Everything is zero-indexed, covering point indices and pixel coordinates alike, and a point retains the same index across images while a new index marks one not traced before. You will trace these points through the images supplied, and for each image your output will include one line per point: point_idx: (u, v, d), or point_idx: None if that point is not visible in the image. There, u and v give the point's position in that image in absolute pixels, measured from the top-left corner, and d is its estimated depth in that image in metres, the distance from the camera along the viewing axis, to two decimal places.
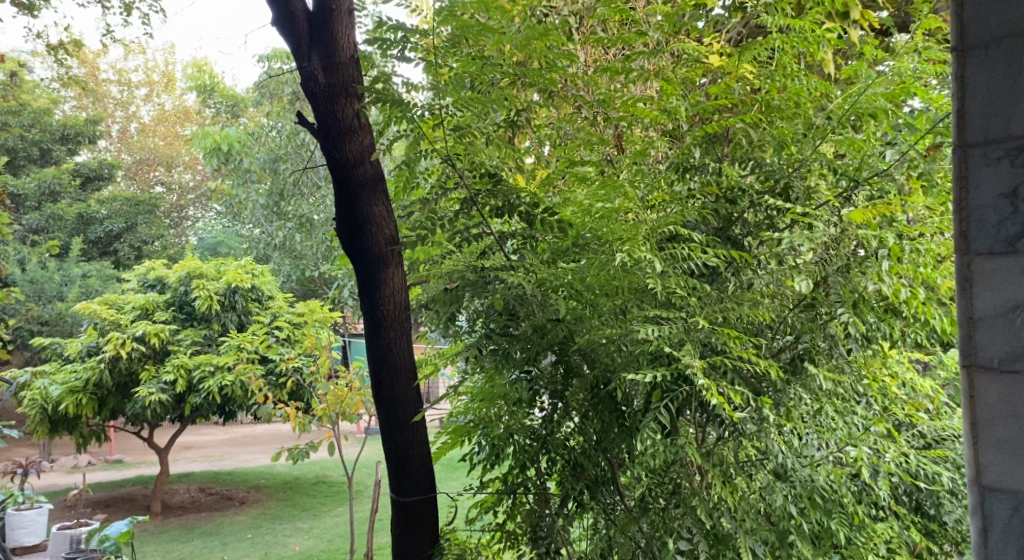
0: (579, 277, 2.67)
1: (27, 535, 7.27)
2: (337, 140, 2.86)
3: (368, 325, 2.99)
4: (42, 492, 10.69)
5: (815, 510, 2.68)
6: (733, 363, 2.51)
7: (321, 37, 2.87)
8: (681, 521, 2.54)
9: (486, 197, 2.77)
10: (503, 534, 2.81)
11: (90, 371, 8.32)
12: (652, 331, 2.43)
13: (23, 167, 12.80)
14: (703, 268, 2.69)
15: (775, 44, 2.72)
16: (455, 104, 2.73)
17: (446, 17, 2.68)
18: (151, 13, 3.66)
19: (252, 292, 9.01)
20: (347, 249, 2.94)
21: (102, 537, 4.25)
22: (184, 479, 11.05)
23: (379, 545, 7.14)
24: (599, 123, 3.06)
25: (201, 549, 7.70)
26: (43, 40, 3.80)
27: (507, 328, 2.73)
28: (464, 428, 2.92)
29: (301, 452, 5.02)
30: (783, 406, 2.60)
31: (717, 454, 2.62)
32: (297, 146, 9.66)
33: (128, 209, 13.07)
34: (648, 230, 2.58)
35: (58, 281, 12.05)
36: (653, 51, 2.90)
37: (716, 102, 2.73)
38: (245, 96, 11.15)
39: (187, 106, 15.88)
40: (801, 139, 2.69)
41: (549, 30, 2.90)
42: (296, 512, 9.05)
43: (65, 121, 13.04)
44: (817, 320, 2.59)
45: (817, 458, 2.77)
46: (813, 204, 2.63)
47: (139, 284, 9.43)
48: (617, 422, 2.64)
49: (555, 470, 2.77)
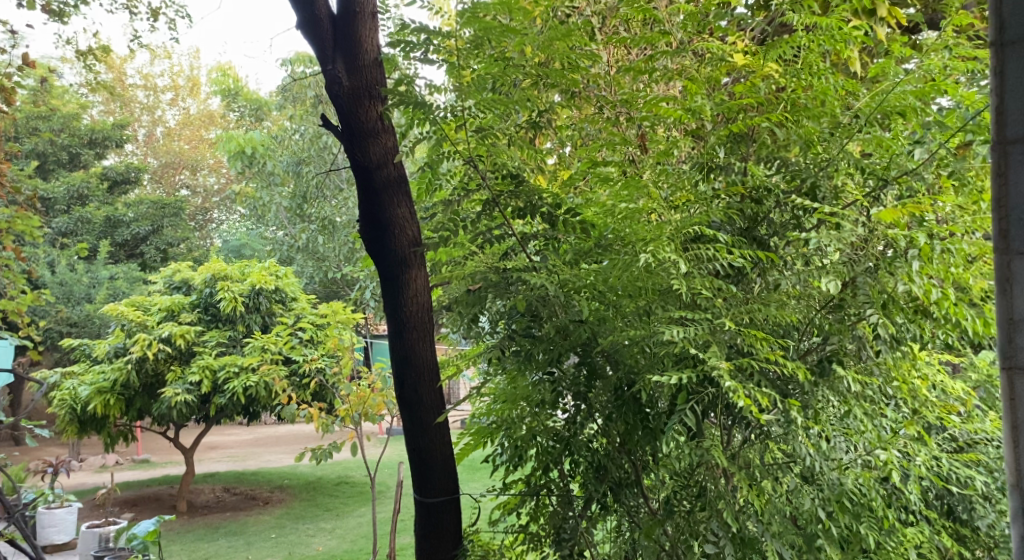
0: (602, 279, 2.67)
1: (56, 533, 7.39)
2: (362, 142, 2.86)
3: (392, 326, 2.99)
4: (72, 491, 10.80)
5: (843, 514, 2.63)
6: (760, 365, 2.48)
7: (345, 40, 2.86)
8: (707, 524, 2.49)
9: (508, 198, 2.77)
10: (526, 536, 2.84)
11: (118, 371, 8.39)
12: (677, 333, 2.41)
13: (54, 171, 13.03)
14: (729, 268, 2.65)
15: (801, 42, 2.68)
16: (477, 105, 2.73)
17: (469, 18, 2.71)
18: (177, 18, 3.70)
19: (276, 294, 9.08)
20: (370, 249, 2.94)
21: (131, 535, 4.24)
22: (209, 479, 11.14)
23: (401, 545, 7.17)
24: (621, 123, 3.04)
25: (225, 548, 7.75)
26: (73, 46, 3.83)
27: (530, 329, 2.76)
28: (487, 429, 2.92)
29: (324, 452, 5.02)
30: (811, 408, 2.57)
31: (743, 457, 2.57)
32: (319, 148, 9.74)
33: (154, 212, 13.29)
34: (672, 231, 2.56)
35: (86, 283, 12.15)
36: (677, 51, 2.87)
37: (741, 101, 2.68)
38: (269, 99, 11.26)
39: (211, 109, 16.29)
40: (828, 137, 2.66)
41: (572, 30, 2.87)
42: (319, 512, 9.09)
43: (93, 126, 13.21)
44: (846, 321, 2.55)
45: (845, 462, 2.70)
46: (840, 204, 2.61)
47: (165, 286, 9.51)
48: (641, 424, 2.63)
49: (579, 472, 2.76)
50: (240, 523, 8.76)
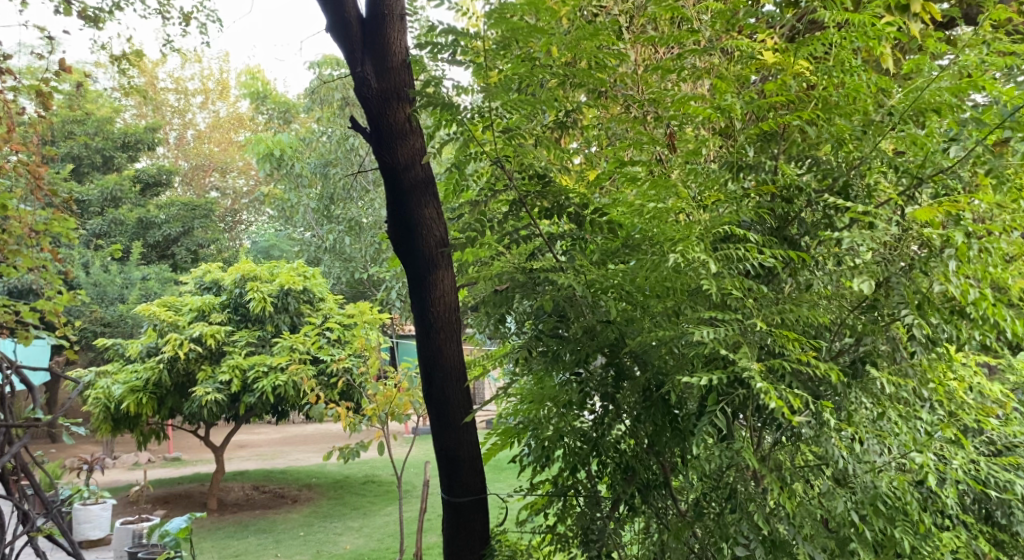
0: (629, 279, 2.67)
1: (91, 529, 7.56)
2: (390, 144, 2.85)
3: (419, 326, 2.98)
4: (106, 488, 10.95)
5: (878, 517, 2.54)
6: (792, 366, 2.44)
7: (374, 42, 2.85)
8: (737, 526, 2.43)
9: (535, 198, 2.80)
10: (553, 537, 2.80)
11: (150, 370, 8.48)
12: (707, 333, 2.37)
13: (88, 174, 13.19)
14: (760, 268, 2.62)
15: (833, 40, 2.64)
16: (504, 106, 2.74)
17: (496, 19, 2.71)
18: (209, 23, 3.73)
19: (305, 294, 9.17)
20: (398, 249, 2.93)
21: (164, 532, 4.29)
22: (240, 477, 11.25)
23: (428, 544, 7.19)
24: (649, 122, 3.02)
25: (255, 546, 7.79)
26: (107, 51, 3.82)
27: (556, 330, 2.75)
28: (514, 430, 2.95)
29: (352, 452, 5.05)
30: (844, 410, 2.51)
31: (773, 459, 2.54)
32: (346, 150, 9.84)
33: (185, 214, 13.49)
34: (702, 231, 2.56)
35: (119, 284, 12.27)
36: (705, 50, 2.86)
37: (771, 99, 2.65)
38: (297, 102, 11.46)
39: (240, 112, 16.75)
40: (860, 135, 2.60)
41: (599, 29, 2.85)
42: (347, 511, 9.13)
43: (126, 129, 13.41)
44: (879, 321, 2.51)
45: (879, 464, 2.62)
46: (873, 203, 2.57)
47: (196, 286, 9.60)
48: (670, 426, 2.61)
49: (606, 473, 2.76)
50: (269, 521, 8.82)
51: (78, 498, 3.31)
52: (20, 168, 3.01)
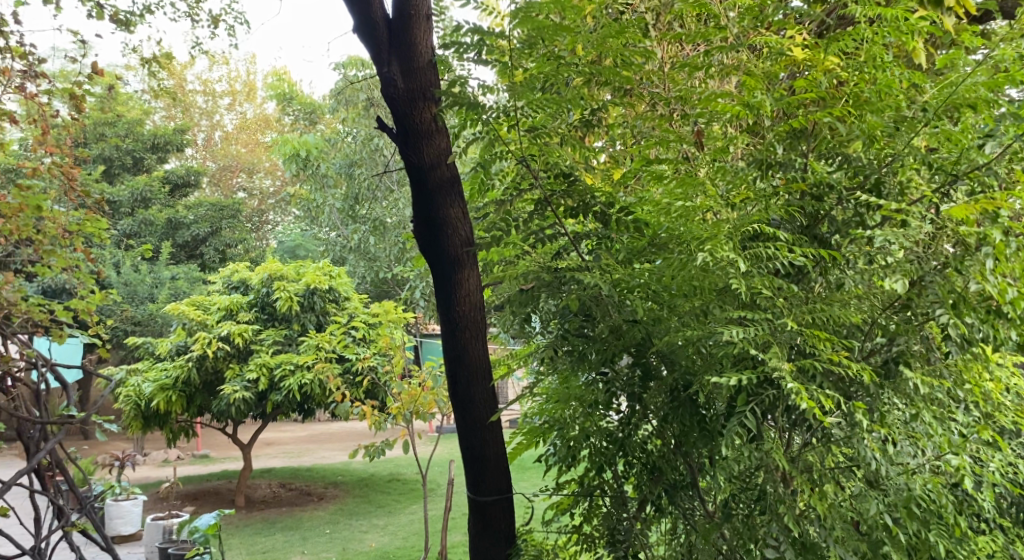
0: (656, 278, 2.66)
1: (123, 524, 7.68)
2: (416, 143, 2.85)
3: (444, 325, 2.97)
4: (136, 485, 11.08)
5: (912, 521, 2.49)
6: (823, 366, 2.40)
7: (401, 43, 2.85)
8: (767, 528, 2.42)
9: (561, 198, 2.80)
10: (580, 536, 2.83)
11: (180, 369, 8.55)
12: (736, 333, 2.35)
13: (118, 175, 13.35)
14: (789, 268, 2.58)
15: (865, 35, 2.59)
16: (529, 106, 2.73)
17: (522, 19, 2.70)
18: (237, 25, 3.76)
19: (330, 293, 9.23)
20: (423, 249, 2.93)
21: (193, 528, 4.33)
22: (267, 475, 11.34)
23: (453, 544, 7.19)
24: (676, 120, 2.99)
25: (281, 543, 7.83)
26: (137, 54, 3.84)
27: (582, 329, 2.75)
28: (540, 430, 2.97)
29: (377, 450, 5.06)
30: (877, 411, 2.47)
31: (803, 460, 2.50)
32: (371, 151, 9.91)
33: (213, 214, 13.64)
34: (731, 229, 2.53)
35: (149, 283, 12.38)
36: (733, 46, 2.83)
37: (801, 96, 2.62)
38: (322, 103, 11.56)
39: (267, 113, 17.04)
40: (892, 132, 2.55)
41: (626, 27, 2.83)
42: (372, 508, 9.15)
43: (155, 131, 13.58)
44: (913, 321, 2.46)
45: (912, 466, 2.58)
46: (906, 201, 2.53)
47: (223, 285, 9.67)
48: (697, 426, 2.56)
49: (633, 473, 2.74)
50: (296, 518, 8.87)
51: (112, 494, 3.32)
52: (54, 170, 3.02)
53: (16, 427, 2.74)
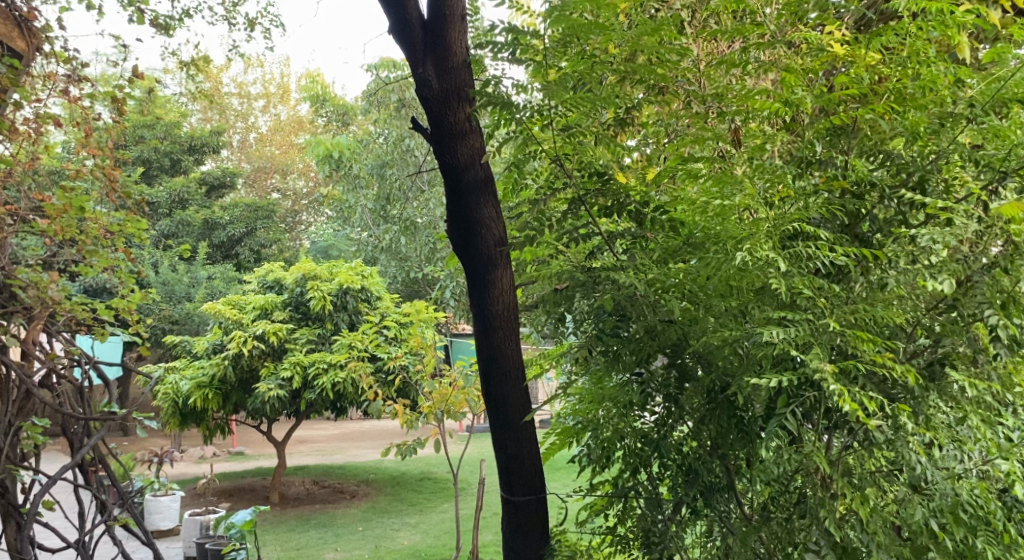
0: (692, 277, 2.64)
1: (162, 519, 7.78)
2: (451, 143, 2.84)
3: (478, 324, 2.96)
4: (174, 482, 11.23)
5: (959, 527, 2.42)
6: (865, 367, 2.35)
7: (436, 42, 2.84)
8: (808, 532, 2.36)
9: (594, 197, 2.78)
10: (615, 538, 2.84)
11: (216, 367, 8.63)
12: (776, 334, 2.30)
13: (157, 177, 13.59)
14: (829, 268, 2.53)
15: (908, 30, 2.56)
16: (562, 106, 2.72)
17: (557, 18, 2.66)
18: (272, 28, 3.79)
19: (362, 293, 9.28)
20: (457, 249, 2.92)
21: (230, 524, 4.38)
22: (300, 472, 11.44)
23: (485, 543, 7.19)
24: (712, 118, 2.95)
25: (314, 540, 7.87)
26: (176, 57, 3.87)
27: (616, 330, 2.69)
28: (573, 430, 2.99)
29: (409, 447, 5.06)
30: (922, 414, 2.40)
31: (843, 463, 2.46)
32: (402, 151, 9.96)
33: (248, 214, 13.79)
34: (770, 228, 2.48)
35: (187, 283, 12.53)
36: (771, 42, 2.78)
37: (842, 92, 2.55)
38: (355, 104, 11.65)
39: (300, 116, 17.24)
40: (937, 129, 2.49)
41: (661, 25, 2.78)
42: (404, 507, 9.18)
43: (192, 133, 13.79)
44: (960, 322, 2.41)
45: (959, 471, 2.49)
46: (951, 198, 2.47)
47: (258, 285, 9.75)
48: (736, 427, 2.54)
49: (667, 476, 2.72)
50: (329, 516, 8.93)
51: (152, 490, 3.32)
52: (96, 171, 3.05)
53: (60, 423, 2.79)
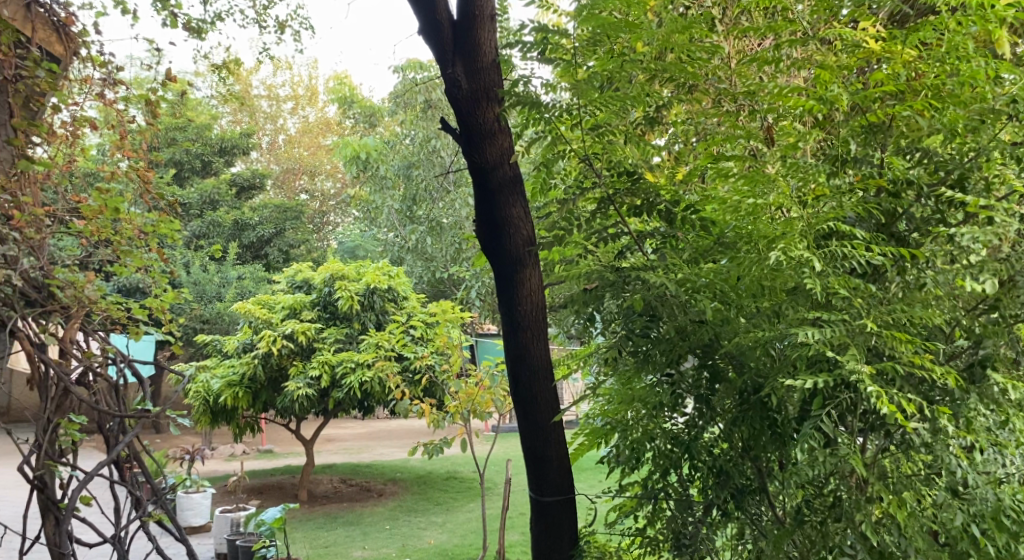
0: (722, 277, 2.61)
1: (194, 516, 7.85)
2: (480, 143, 2.83)
3: (506, 324, 2.95)
4: (204, 480, 11.33)
5: (1001, 533, 2.39)
6: (903, 369, 2.32)
7: (465, 42, 2.83)
8: (843, 535, 2.33)
9: (624, 197, 2.76)
10: (644, 540, 2.78)
11: (246, 366, 8.71)
12: (811, 334, 2.28)
13: (188, 178, 13.74)
14: (865, 267, 2.47)
15: (946, 25, 2.50)
16: (592, 105, 2.71)
17: (586, 16, 2.69)
18: (301, 30, 3.80)
19: (389, 293, 9.30)
20: (486, 249, 2.91)
21: (261, 521, 4.41)
22: (328, 470, 11.49)
23: (511, 544, 7.16)
24: (743, 116, 2.91)
25: (342, 538, 7.91)
26: (207, 60, 3.90)
27: (647, 330, 2.63)
28: (602, 431, 2.97)
29: (436, 446, 5.06)
30: (963, 417, 2.36)
31: (878, 466, 2.40)
32: (429, 152, 9.98)
33: (277, 215, 13.90)
34: (804, 227, 2.45)
35: (217, 283, 12.63)
36: (804, 39, 2.74)
37: (878, 89, 2.51)
38: (382, 105, 11.68)
39: (328, 117, 17.34)
40: (976, 125, 2.44)
41: (692, 22, 2.76)
42: (430, 506, 9.19)
43: (223, 134, 13.93)
44: (1001, 323, 2.39)
45: (1000, 475, 2.47)
46: (991, 197, 2.44)
47: (287, 285, 9.82)
48: (768, 429, 2.49)
49: (698, 477, 2.69)
50: (356, 514, 8.95)
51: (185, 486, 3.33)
52: (131, 173, 3.07)
53: (96, 420, 2.81)
